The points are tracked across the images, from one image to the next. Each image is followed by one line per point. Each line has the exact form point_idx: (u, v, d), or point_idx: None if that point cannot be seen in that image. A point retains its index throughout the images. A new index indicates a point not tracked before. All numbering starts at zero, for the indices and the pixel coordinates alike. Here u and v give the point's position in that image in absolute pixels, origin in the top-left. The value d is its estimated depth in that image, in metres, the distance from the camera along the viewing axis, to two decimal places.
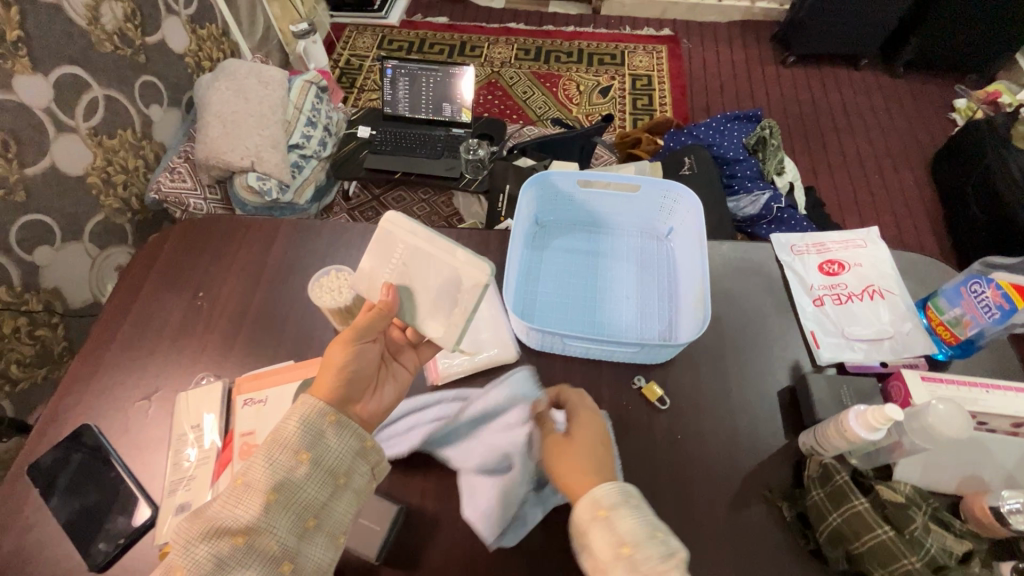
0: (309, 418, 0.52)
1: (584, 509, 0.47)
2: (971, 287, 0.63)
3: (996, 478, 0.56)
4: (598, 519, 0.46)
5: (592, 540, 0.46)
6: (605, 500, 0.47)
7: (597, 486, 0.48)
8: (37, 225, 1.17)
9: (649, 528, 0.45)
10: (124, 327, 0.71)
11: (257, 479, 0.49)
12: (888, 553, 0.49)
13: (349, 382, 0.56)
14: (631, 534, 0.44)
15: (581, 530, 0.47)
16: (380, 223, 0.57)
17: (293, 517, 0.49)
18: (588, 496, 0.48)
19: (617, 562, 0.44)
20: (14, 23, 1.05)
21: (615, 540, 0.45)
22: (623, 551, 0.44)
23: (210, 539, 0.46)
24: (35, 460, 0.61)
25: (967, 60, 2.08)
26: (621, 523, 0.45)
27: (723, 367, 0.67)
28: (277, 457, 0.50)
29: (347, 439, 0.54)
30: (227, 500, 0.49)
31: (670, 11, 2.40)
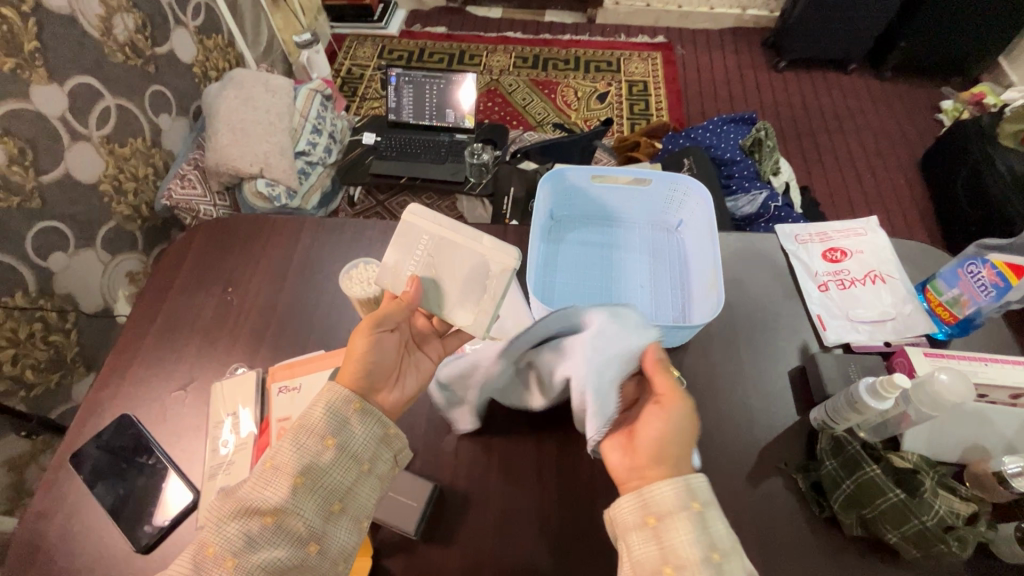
0: (334, 403, 0.52)
1: (676, 494, 0.45)
2: (967, 268, 0.67)
3: (998, 446, 0.60)
4: (691, 512, 0.44)
5: (674, 529, 0.44)
6: (700, 495, 0.45)
7: (690, 476, 0.46)
8: (52, 232, 1.15)
9: (733, 535, 0.45)
10: (157, 323, 0.74)
11: (283, 462, 0.49)
12: (900, 515, 0.52)
13: (371, 370, 0.55)
14: (722, 539, 0.44)
15: (660, 513, 0.45)
16: (403, 215, 0.59)
17: (319, 501, 0.49)
18: (681, 484, 0.45)
19: (705, 564, 0.42)
20: (30, 35, 1.07)
21: (705, 541, 0.43)
22: (712, 554, 0.43)
23: (240, 518, 0.47)
24: (78, 450, 0.64)
25: (951, 63, 2.15)
26: (713, 524, 0.44)
27: (736, 350, 0.71)
28: (303, 441, 0.50)
29: (371, 426, 0.53)
30: (256, 482, 0.50)
31: (663, 19, 2.47)
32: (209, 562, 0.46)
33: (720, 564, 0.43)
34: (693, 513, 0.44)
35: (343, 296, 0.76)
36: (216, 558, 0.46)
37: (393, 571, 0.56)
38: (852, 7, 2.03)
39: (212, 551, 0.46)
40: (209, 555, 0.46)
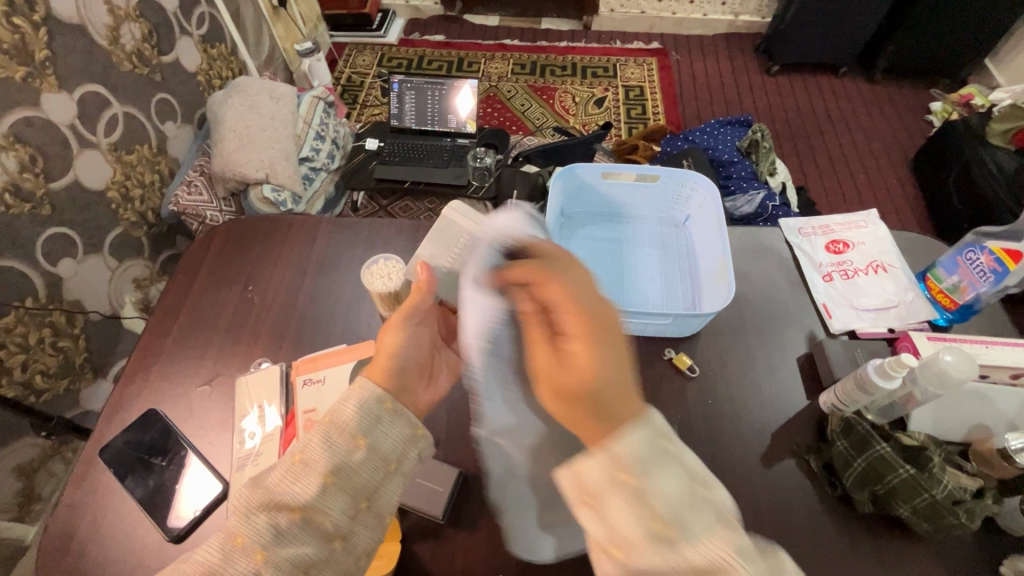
0: (367, 401, 0.48)
1: (598, 465, 0.33)
2: (966, 256, 0.71)
3: (1000, 425, 0.62)
4: (619, 487, 0.33)
5: (608, 508, 0.33)
6: (632, 460, 0.32)
7: (623, 434, 0.33)
8: (59, 239, 1.09)
9: (688, 487, 0.33)
10: (180, 322, 0.76)
11: (314, 459, 0.46)
12: (912, 490, 0.54)
13: (400, 366, 0.52)
14: (669, 508, 0.32)
15: (590, 493, 0.34)
16: (441, 214, 0.66)
17: (348, 499, 0.46)
18: (604, 453, 0.33)
19: (650, 544, 0.32)
20: (42, 43, 1.01)
21: (644, 514, 0.32)
22: (655, 528, 0.32)
23: (268, 511, 0.44)
24: (107, 444, 0.66)
25: (938, 66, 2.21)
26: (655, 492, 0.32)
27: (745, 339, 0.73)
28: (334, 439, 0.46)
29: (402, 425, 0.49)
30: (283, 475, 0.46)
31: (658, 26, 2.52)
32: (236, 553, 0.43)
33: (674, 541, 0.31)
34: (624, 488, 0.32)
35: (362, 293, 0.78)
36: (245, 549, 0.43)
37: (421, 555, 0.58)
38: (845, 12, 2.08)
39: (239, 541, 0.43)
40: (237, 545, 0.43)
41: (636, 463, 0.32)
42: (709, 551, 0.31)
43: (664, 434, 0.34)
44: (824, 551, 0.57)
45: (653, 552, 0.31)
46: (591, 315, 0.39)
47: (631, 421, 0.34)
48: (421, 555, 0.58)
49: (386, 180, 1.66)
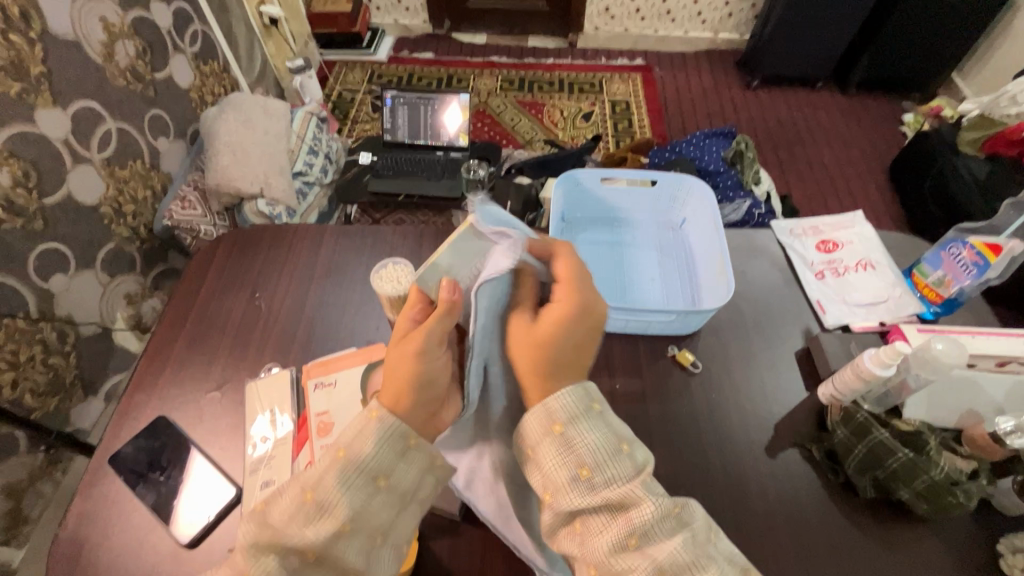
0: (386, 436, 0.44)
1: (538, 422, 0.45)
2: (950, 251, 0.75)
3: (989, 410, 0.65)
4: (553, 436, 0.45)
5: (545, 454, 0.45)
6: (562, 416, 0.45)
7: (555, 395, 0.46)
8: (51, 254, 1.05)
9: (611, 442, 0.44)
10: (188, 328, 0.77)
11: (329, 502, 0.42)
12: (910, 472, 0.57)
13: (425, 394, 0.45)
14: (591, 454, 0.44)
15: (533, 445, 0.46)
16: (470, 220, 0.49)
17: (364, 538, 0.43)
18: (542, 408, 0.45)
19: (574, 484, 0.43)
20: (37, 59, 1.00)
21: (573, 460, 0.44)
22: (580, 473, 0.44)
23: (279, 553, 0.42)
24: (116, 452, 0.66)
25: (908, 79, 2.31)
26: (578, 440, 0.44)
27: (745, 334, 0.76)
28: (351, 479, 0.43)
29: (423, 462, 0.45)
30: (293, 514, 0.43)
31: (641, 43, 2.61)
32: None
33: (593, 480, 0.43)
34: (555, 437, 0.44)
35: (370, 299, 0.79)
36: None
37: (439, 553, 0.58)
38: (819, 28, 2.17)
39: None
40: None
41: (565, 417, 0.44)
42: (620, 487, 0.43)
43: (593, 399, 0.46)
44: (832, 536, 0.59)
45: (576, 488, 0.43)
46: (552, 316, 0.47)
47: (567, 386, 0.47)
48: (439, 552, 0.58)
49: (381, 194, 1.65)
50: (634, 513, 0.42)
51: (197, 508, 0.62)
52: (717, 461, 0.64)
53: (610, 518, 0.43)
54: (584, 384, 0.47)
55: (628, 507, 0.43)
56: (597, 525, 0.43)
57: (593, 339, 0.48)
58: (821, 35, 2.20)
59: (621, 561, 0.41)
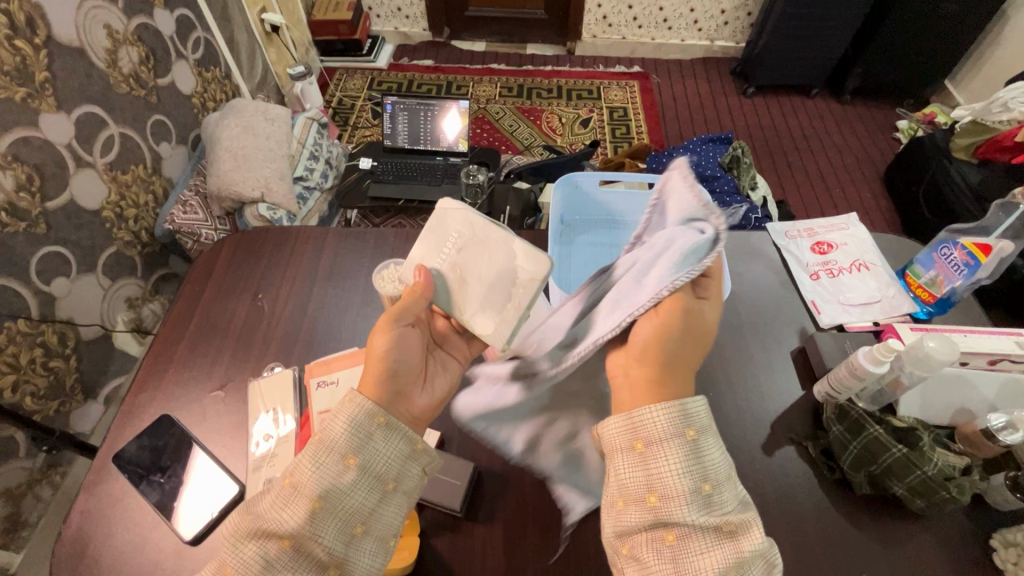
0: (356, 417, 0.47)
1: (671, 422, 0.45)
2: (941, 252, 0.76)
3: (981, 408, 0.66)
4: (685, 440, 0.45)
5: (670, 457, 0.44)
6: (696, 422, 0.45)
7: (691, 402, 0.46)
8: (53, 258, 1.06)
9: (727, 467, 0.46)
10: (191, 329, 0.78)
11: (302, 483, 0.45)
12: (905, 468, 0.58)
13: (392, 373, 0.51)
14: (713, 471, 0.45)
15: (652, 440, 0.45)
16: (436, 208, 0.57)
17: (340, 524, 0.44)
18: (680, 410, 0.45)
19: (694, 496, 0.44)
20: (41, 65, 1.01)
21: (698, 474, 0.44)
22: (702, 487, 0.44)
23: (257, 539, 0.44)
24: (119, 450, 0.67)
25: (901, 86, 2.34)
26: (706, 455, 0.45)
27: (742, 334, 0.77)
28: (324, 459, 0.45)
29: (395, 442, 0.48)
30: (273, 500, 0.45)
31: (638, 51, 2.64)
32: None
33: (710, 496, 0.44)
34: (688, 441, 0.45)
35: (372, 300, 0.80)
36: None
37: (441, 550, 0.59)
38: (813, 37, 2.20)
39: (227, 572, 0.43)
40: None
41: (701, 425, 0.45)
42: (732, 514, 0.45)
43: (710, 420, 0.47)
44: (829, 532, 0.60)
45: (695, 502, 0.43)
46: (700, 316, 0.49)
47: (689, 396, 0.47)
48: (440, 549, 0.59)
49: (379, 198, 1.65)
50: (746, 541, 0.43)
51: (201, 505, 0.63)
52: None
53: (716, 541, 0.43)
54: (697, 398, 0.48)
55: (737, 535, 0.44)
56: (697, 546, 0.43)
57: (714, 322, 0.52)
58: (815, 42, 2.23)
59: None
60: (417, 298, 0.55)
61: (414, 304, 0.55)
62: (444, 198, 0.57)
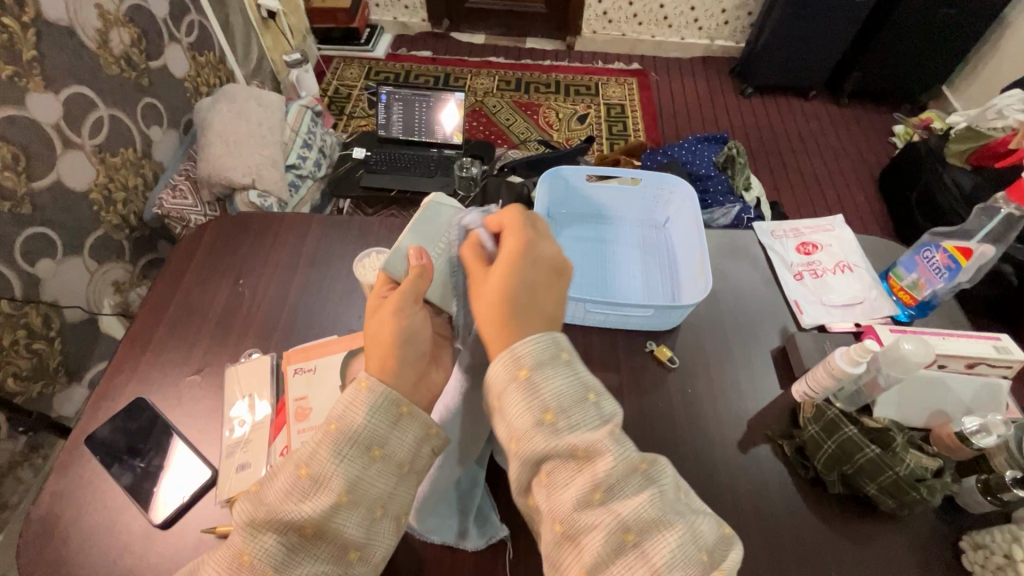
0: (376, 405, 0.44)
1: (503, 367, 0.43)
2: (923, 255, 0.76)
3: (958, 411, 0.66)
4: (519, 381, 0.42)
5: (509, 402, 0.42)
6: (529, 360, 0.43)
7: (524, 340, 0.44)
8: (39, 239, 1.05)
9: (577, 389, 0.43)
10: (171, 313, 0.77)
11: (324, 475, 0.42)
12: (877, 467, 0.58)
13: (404, 357, 0.47)
14: (555, 400, 0.42)
15: (498, 392, 0.43)
16: (426, 203, 0.58)
17: (363, 511, 0.43)
18: (508, 354, 0.43)
19: (538, 429, 0.41)
20: (29, 43, 0.99)
21: (537, 405, 0.42)
22: (545, 417, 0.41)
23: (276, 529, 0.42)
24: (93, 433, 0.66)
25: (899, 91, 2.34)
26: (544, 385, 0.42)
27: (723, 332, 0.77)
28: (345, 451, 0.43)
29: (416, 428, 0.46)
30: (288, 490, 0.43)
31: (638, 48, 2.63)
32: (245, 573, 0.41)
33: (558, 426, 0.41)
34: (521, 381, 0.42)
35: (351, 290, 0.79)
36: (253, 569, 0.41)
37: (412, 539, 0.59)
38: (813, 38, 2.19)
39: (245, 560, 0.41)
40: (244, 563, 0.41)
41: (532, 360, 0.43)
42: (587, 436, 0.41)
43: (562, 347, 0.44)
44: (801, 530, 0.60)
45: (539, 434, 0.41)
46: (540, 249, 0.50)
47: (533, 333, 0.45)
48: (411, 539, 0.59)
49: (374, 188, 1.63)
50: (601, 465, 0.39)
51: (177, 487, 0.62)
52: (692, 457, 0.65)
53: (574, 469, 0.40)
54: (553, 334, 0.45)
55: (595, 460, 0.40)
56: (563, 478, 0.40)
57: (551, 279, 0.49)
58: (816, 44, 2.22)
59: (586, 518, 0.39)
60: (423, 280, 0.52)
61: (422, 287, 0.52)
62: (434, 193, 0.58)
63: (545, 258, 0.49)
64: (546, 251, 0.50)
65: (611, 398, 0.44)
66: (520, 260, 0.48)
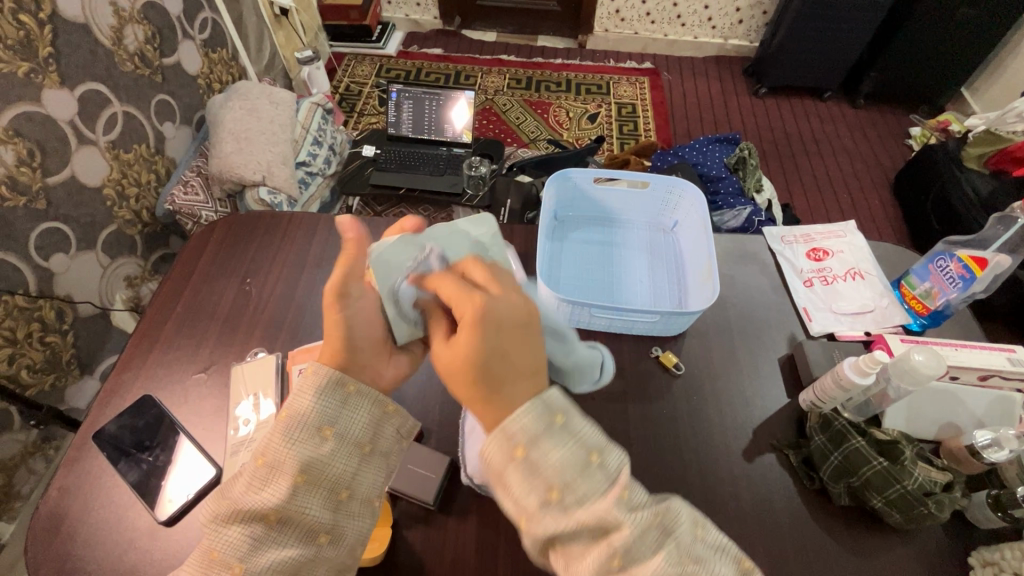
0: (321, 387, 0.45)
1: (496, 449, 0.39)
2: (937, 264, 0.75)
3: (969, 424, 0.65)
4: (516, 461, 0.39)
5: (509, 483, 0.39)
6: (521, 438, 0.39)
7: (514, 415, 0.40)
8: (55, 233, 1.06)
9: (579, 456, 0.39)
10: (179, 310, 0.78)
11: (279, 460, 0.44)
12: (884, 481, 0.57)
13: (354, 346, 0.48)
14: (559, 475, 0.38)
15: (496, 473, 0.40)
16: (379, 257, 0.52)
17: (324, 494, 0.44)
18: (499, 433, 0.40)
19: (546, 509, 0.38)
20: (46, 41, 1.00)
21: (540, 483, 0.38)
22: (551, 495, 0.38)
23: (241, 520, 0.43)
24: (100, 428, 0.67)
25: (917, 93, 2.30)
26: (543, 461, 0.39)
27: (730, 338, 0.76)
28: (296, 435, 0.44)
29: (367, 406, 0.47)
30: (252, 482, 0.45)
31: (650, 47, 2.61)
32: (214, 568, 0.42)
33: (566, 502, 0.38)
34: (519, 464, 0.39)
35: None
36: (222, 562, 0.42)
37: (413, 541, 0.59)
38: (829, 38, 2.16)
39: (213, 556, 0.43)
40: (214, 559, 0.43)
41: (525, 437, 0.39)
42: (596, 507, 0.38)
43: (555, 410, 0.41)
44: (804, 541, 0.59)
45: (549, 514, 0.38)
46: (494, 307, 0.42)
47: (523, 399, 0.41)
48: (412, 541, 0.59)
49: (382, 186, 1.62)
50: (617, 535, 0.37)
51: (182, 485, 0.63)
52: (695, 465, 0.64)
53: (589, 542, 0.38)
54: (543, 395, 0.41)
55: (608, 528, 0.38)
56: (578, 549, 0.38)
57: (521, 336, 0.42)
58: (832, 44, 2.18)
59: None
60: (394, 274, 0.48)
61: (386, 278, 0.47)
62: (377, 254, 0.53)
63: (508, 314, 0.42)
64: (506, 307, 0.42)
65: (616, 451, 0.41)
66: (478, 329, 0.41)
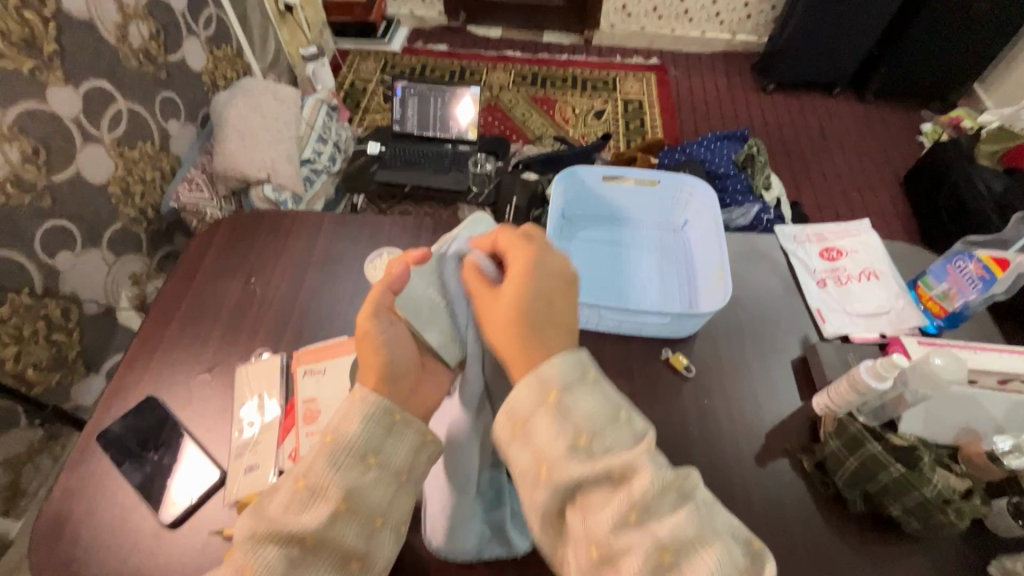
0: (371, 414, 0.45)
1: (528, 391, 0.41)
2: (955, 264, 0.73)
3: (988, 429, 0.63)
4: (547, 406, 0.40)
5: (538, 427, 0.40)
6: (558, 382, 0.41)
7: (550, 361, 0.42)
8: (60, 231, 1.06)
9: (607, 409, 0.41)
10: (183, 310, 0.77)
11: (321, 485, 0.43)
12: (902, 487, 0.55)
13: (394, 371, 0.47)
14: (588, 421, 0.40)
15: (524, 417, 0.41)
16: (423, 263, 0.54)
17: (361, 521, 0.43)
18: (534, 375, 0.41)
19: (572, 453, 0.39)
20: (50, 37, 1.00)
21: (568, 428, 0.40)
22: (578, 441, 0.39)
23: (277, 542, 0.41)
24: (104, 430, 0.67)
25: (928, 89, 2.26)
26: (574, 407, 0.40)
27: (743, 339, 0.75)
28: (341, 459, 0.43)
29: (411, 438, 0.46)
30: (288, 505, 0.43)
31: (657, 42, 2.58)
32: None
33: (592, 450, 0.39)
34: (550, 405, 0.40)
35: (362, 289, 0.78)
36: None
37: (419, 547, 0.59)
38: (839, 33, 2.13)
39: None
40: None
41: (560, 383, 0.41)
42: (621, 455, 0.38)
43: (588, 366, 0.43)
44: (820, 550, 0.58)
45: (574, 460, 0.38)
46: (540, 260, 0.47)
47: (559, 351, 0.43)
48: (418, 547, 0.59)
49: (388, 184, 1.62)
50: (635, 483, 0.37)
51: (185, 488, 0.62)
52: (707, 471, 0.63)
53: (609, 489, 0.38)
54: (578, 352, 0.43)
55: (629, 478, 0.37)
56: (599, 500, 0.38)
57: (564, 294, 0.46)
58: (842, 39, 2.15)
59: (621, 540, 0.36)
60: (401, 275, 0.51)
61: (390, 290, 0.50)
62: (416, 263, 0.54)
63: (556, 265, 0.47)
64: (557, 261, 0.47)
65: (641, 416, 0.42)
66: (531, 271, 0.46)
